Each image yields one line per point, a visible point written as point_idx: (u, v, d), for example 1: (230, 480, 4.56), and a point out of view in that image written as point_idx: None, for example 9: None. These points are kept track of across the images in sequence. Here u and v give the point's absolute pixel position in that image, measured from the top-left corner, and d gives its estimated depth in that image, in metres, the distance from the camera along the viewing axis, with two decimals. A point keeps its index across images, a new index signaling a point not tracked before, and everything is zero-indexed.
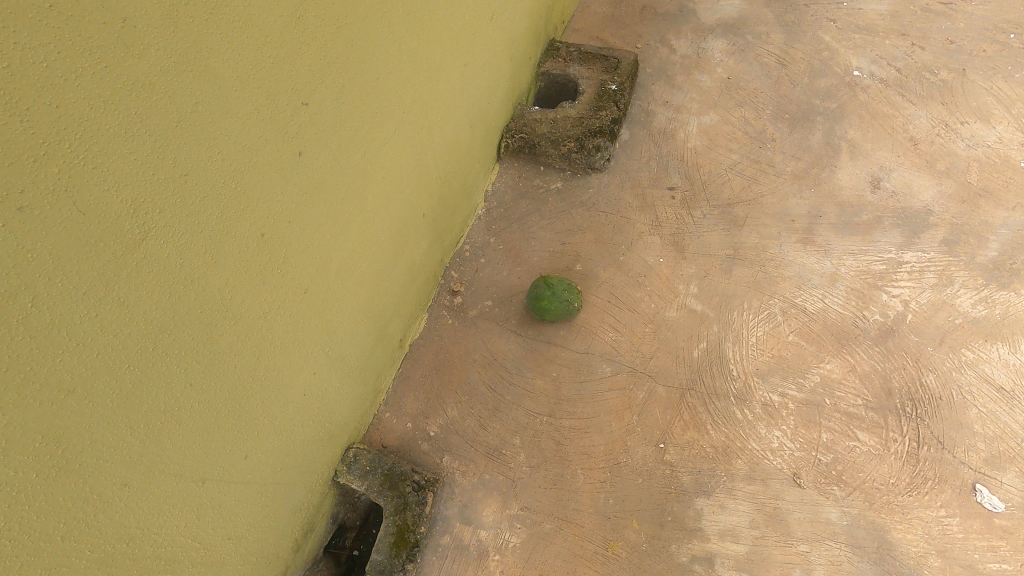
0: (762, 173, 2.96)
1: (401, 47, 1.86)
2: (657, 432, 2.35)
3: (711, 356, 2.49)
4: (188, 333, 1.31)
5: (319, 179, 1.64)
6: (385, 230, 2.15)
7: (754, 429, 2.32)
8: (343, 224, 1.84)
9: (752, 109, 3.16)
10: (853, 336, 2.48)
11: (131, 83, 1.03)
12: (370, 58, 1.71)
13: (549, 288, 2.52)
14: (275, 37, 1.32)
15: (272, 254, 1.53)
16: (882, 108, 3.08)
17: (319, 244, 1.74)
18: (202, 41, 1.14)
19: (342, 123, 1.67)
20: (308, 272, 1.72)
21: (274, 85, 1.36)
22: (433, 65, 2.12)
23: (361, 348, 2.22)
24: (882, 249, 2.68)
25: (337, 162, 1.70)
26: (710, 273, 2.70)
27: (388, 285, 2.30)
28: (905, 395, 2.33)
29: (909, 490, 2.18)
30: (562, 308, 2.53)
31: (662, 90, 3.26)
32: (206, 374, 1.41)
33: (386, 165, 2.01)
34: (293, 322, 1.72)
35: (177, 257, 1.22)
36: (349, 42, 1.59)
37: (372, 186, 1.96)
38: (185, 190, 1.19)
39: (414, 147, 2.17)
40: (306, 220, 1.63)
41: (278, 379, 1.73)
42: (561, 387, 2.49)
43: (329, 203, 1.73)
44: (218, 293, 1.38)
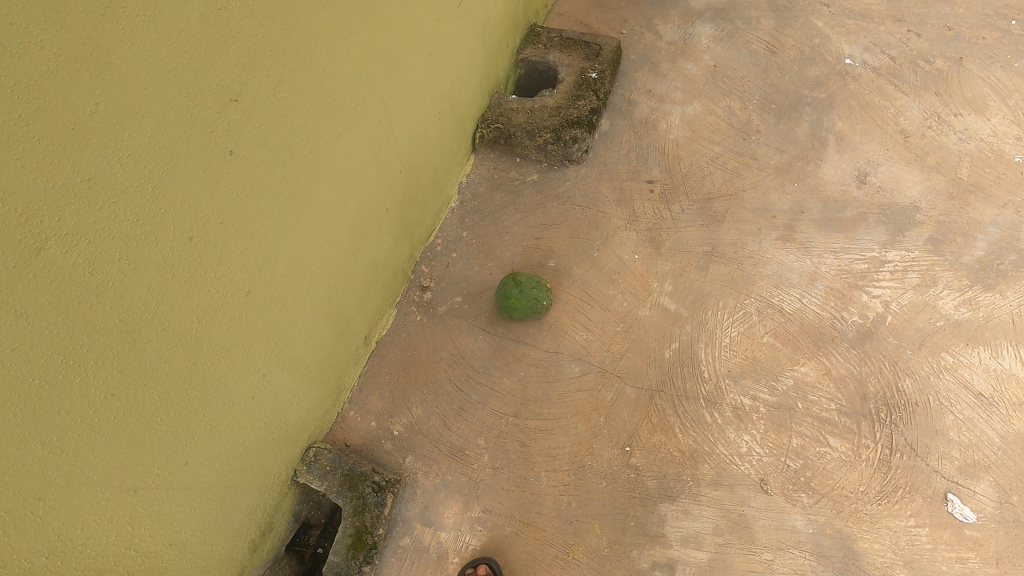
0: (745, 167, 2.85)
1: (350, 37, 1.78)
2: (623, 435, 2.30)
3: (682, 357, 2.43)
4: (104, 342, 1.27)
5: (258, 177, 1.58)
6: (342, 228, 2.09)
7: (722, 433, 2.26)
8: (289, 222, 1.78)
9: (738, 99, 3.05)
10: (830, 337, 2.41)
11: (11, 86, 0.97)
12: (313, 51, 1.63)
13: (519, 286, 2.45)
14: (192, 32, 1.25)
15: (205, 257, 1.48)
16: (873, 99, 2.96)
17: (262, 246, 1.68)
18: (100, 39, 1.08)
19: (282, 119, 1.60)
20: (251, 274, 1.67)
21: (195, 82, 1.29)
22: (392, 55, 2.04)
23: (319, 347, 2.18)
24: (865, 247, 2.59)
25: (279, 159, 1.64)
26: (686, 270, 2.62)
27: (347, 283, 2.24)
28: (880, 400, 2.26)
29: (879, 499, 2.12)
30: (531, 307, 2.47)
31: (645, 78, 3.15)
32: (131, 383, 1.37)
33: (340, 161, 1.94)
34: (234, 325, 1.67)
35: (85, 266, 1.17)
36: (285, 33, 1.51)
37: (323, 183, 1.89)
38: (89, 197, 1.14)
39: (373, 142, 2.10)
40: (243, 221, 1.57)
41: (221, 384, 1.69)
42: (529, 387, 2.44)
43: (271, 202, 1.67)
44: (141, 301, 1.33)
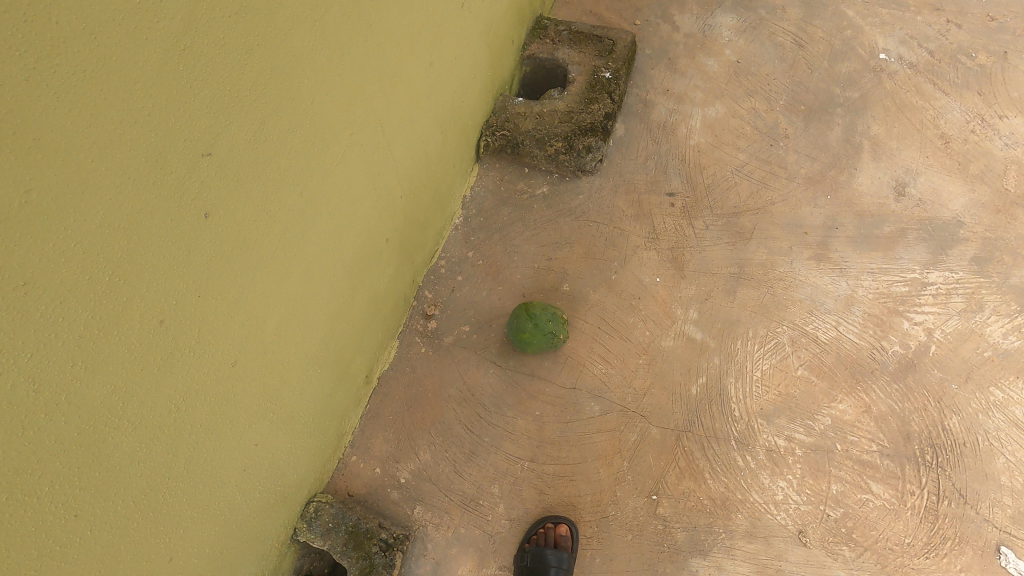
0: (773, 176, 2.63)
1: (342, 57, 1.51)
2: (649, 481, 2.14)
3: (711, 393, 2.25)
4: (62, 460, 1.06)
5: (238, 237, 1.33)
6: (336, 269, 1.86)
7: (756, 479, 2.11)
8: (277, 277, 1.54)
9: (764, 99, 2.80)
10: (869, 370, 2.23)
11: None
12: (298, 81, 1.37)
13: (532, 318, 2.23)
14: (149, 81, 1.00)
15: (179, 340, 1.25)
16: (910, 98, 2.72)
17: (248, 310, 1.45)
18: (24, 108, 0.84)
19: (263, 166, 1.34)
20: (236, 344, 1.44)
21: (156, 141, 1.05)
22: (388, 71, 1.77)
23: (316, 399, 1.97)
24: (905, 267, 2.39)
25: (262, 212, 1.39)
26: (712, 294, 2.41)
27: (344, 324, 2.01)
28: (925, 441, 2.11)
29: (927, 552, 2.01)
30: (546, 341, 2.24)
31: (662, 75, 2.89)
32: (99, 496, 1.16)
33: (333, 197, 1.69)
34: (219, 401, 1.45)
35: (27, 383, 0.95)
36: (266, 65, 1.25)
37: (315, 225, 1.65)
38: (27, 302, 0.91)
39: (368, 170, 1.84)
40: (223, 289, 1.34)
41: (209, 467, 1.48)
42: (545, 428, 2.25)
43: (255, 261, 1.42)
44: (105, 405, 1.11)
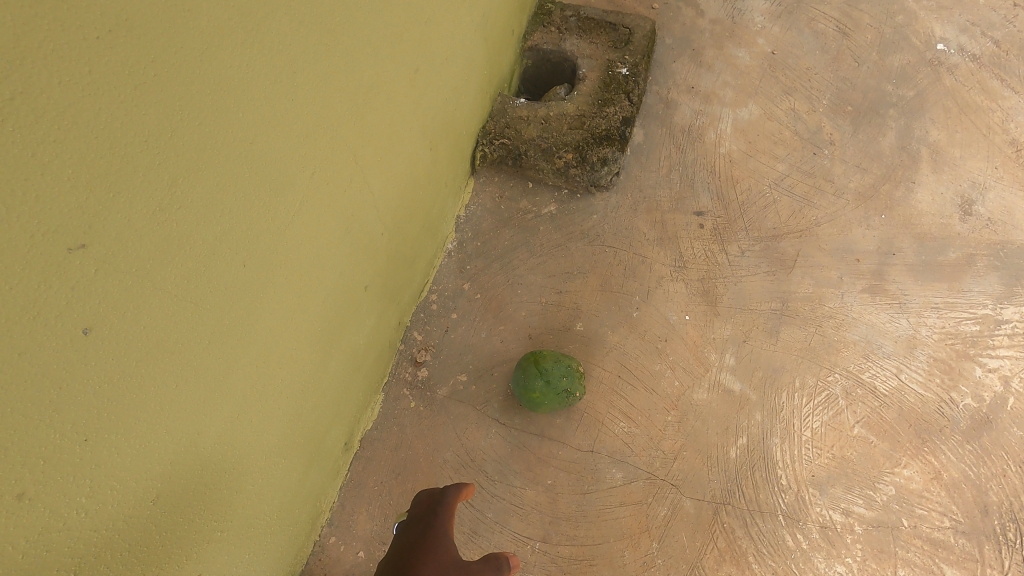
0: (818, 192, 2.26)
1: (295, 81, 1.13)
2: (683, 566, 1.83)
3: (753, 457, 1.92)
4: None
5: (130, 332, 0.94)
6: (302, 335, 1.47)
7: (810, 563, 1.81)
8: (210, 367, 1.16)
9: (805, 99, 2.40)
10: (937, 428, 1.91)
11: None
12: (214, 106, 0.97)
13: (544, 376, 1.87)
14: None
15: (39, 490, 0.87)
16: (974, 98, 2.35)
17: (167, 420, 1.07)
18: None
19: (165, 231, 0.95)
20: (151, 468, 1.07)
21: None
22: (360, 81, 1.35)
23: (284, 489, 1.60)
24: (975, 301, 2.05)
25: (174, 291, 1.00)
26: (751, 335, 2.06)
27: (319, 396, 1.65)
28: (1005, 515, 1.82)
29: None
30: (559, 401, 1.90)
31: (686, 70, 2.48)
32: None
33: (296, 257, 1.32)
34: (143, 546, 1.11)
35: None
36: (170, 109, 0.89)
37: (272, 297, 1.28)
38: None
39: (339, 208, 1.44)
40: (114, 406, 0.95)
41: None
42: (559, 500, 1.92)
43: (169, 356, 1.04)
44: None
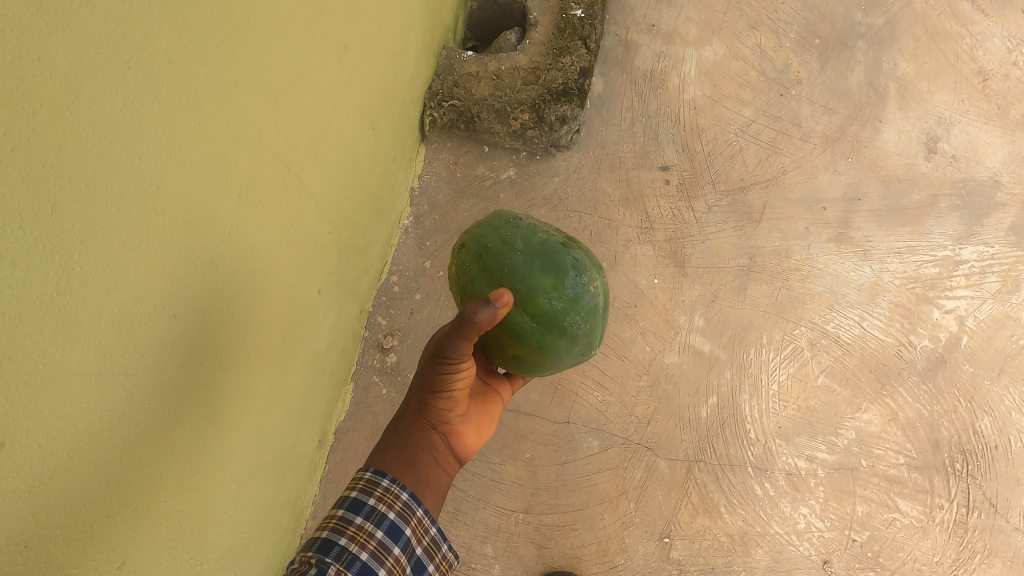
0: (784, 137, 2.17)
1: (227, 94, 1.04)
2: (660, 523, 1.91)
3: (722, 414, 1.97)
4: None
5: (11, 444, 0.76)
6: (257, 356, 1.37)
7: (777, 509, 1.90)
8: (150, 416, 1.02)
9: (771, 33, 2.25)
10: (896, 371, 1.98)
11: None
12: (70, 129, 0.74)
13: (541, 332, 1.17)
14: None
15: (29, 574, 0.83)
16: (945, 23, 2.22)
17: (91, 504, 0.92)
18: None
19: (24, 310, 0.73)
20: (86, 559, 0.94)
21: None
22: (262, 63, 1.12)
23: (255, 511, 1.53)
24: (936, 243, 2.06)
25: (86, 363, 0.85)
26: (719, 294, 2.05)
27: (280, 412, 1.56)
28: (955, 448, 1.91)
29: (955, 569, 1.84)
30: (522, 234, 1.21)
31: (646, 5, 2.27)
32: None
33: (242, 284, 1.22)
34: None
35: None
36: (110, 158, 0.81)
37: (226, 329, 1.20)
38: None
39: (278, 216, 1.31)
40: (12, 535, 0.78)
41: None
42: (538, 472, 1.95)
43: (75, 444, 0.86)
44: None
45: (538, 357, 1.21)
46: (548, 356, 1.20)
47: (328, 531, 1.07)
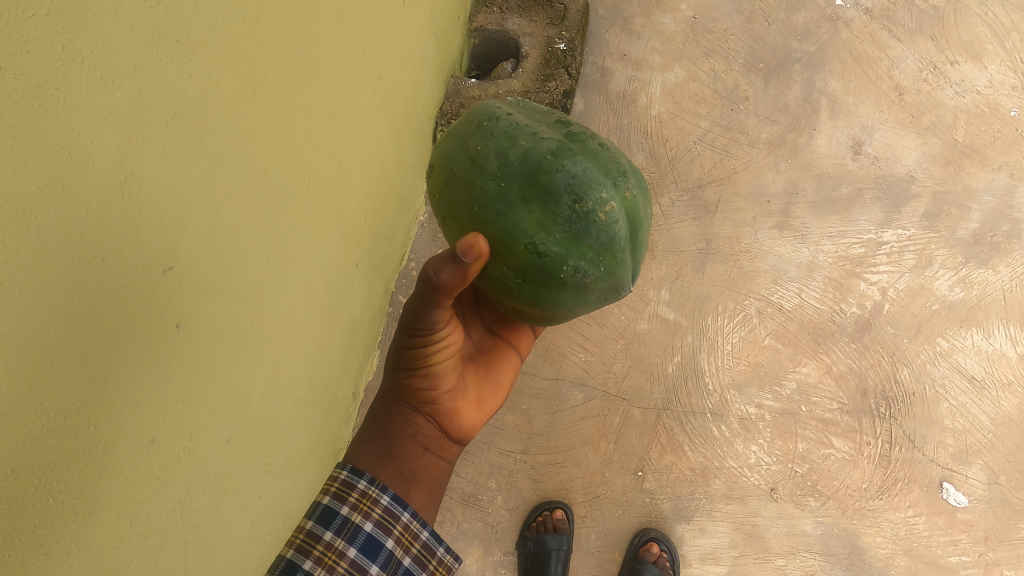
0: (734, 144, 2.62)
1: (323, 101, 1.56)
2: (635, 459, 2.30)
3: (685, 370, 2.37)
4: (145, 519, 1.19)
5: (210, 297, 1.25)
6: (323, 301, 1.84)
7: (731, 446, 2.29)
8: (267, 311, 1.51)
9: (722, 59, 2.71)
10: (829, 333, 2.38)
11: (61, 283, 0.87)
12: (228, 128, 1.19)
13: (527, 281, 1.26)
14: (191, 163, 1.10)
15: (209, 387, 1.32)
16: (866, 49, 2.68)
17: (218, 385, 1.35)
18: (125, 215, 0.97)
19: (222, 214, 1.23)
20: (229, 400, 1.41)
21: (193, 214, 1.14)
22: (328, 88, 1.57)
23: (309, 433, 1.95)
24: (862, 228, 2.48)
25: (222, 283, 1.28)
26: (682, 273, 2.46)
27: (330, 357, 1.99)
28: (879, 394, 2.30)
29: (880, 494, 2.21)
30: (496, 145, 1.31)
31: (618, 38, 2.74)
32: (160, 543, 1.26)
33: (316, 240, 1.70)
34: (235, 454, 1.50)
35: (144, 450, 1.15)
36: (269, 128, 1.34)
37: (305, 271, 1.67)
38: (124, 389, 1.05)
39: (344, 193, 1.81)
40: (205, 355, 1.28)
41: (226, 516, 1.52)
42: (533, 420, 2.34)
43: (234, 312, 1.35)
44: (160, 463, 1.21)
45: (535, 309, 1.32)
46: (547, 305, 1.29)
47: (329, 506, 1.37)
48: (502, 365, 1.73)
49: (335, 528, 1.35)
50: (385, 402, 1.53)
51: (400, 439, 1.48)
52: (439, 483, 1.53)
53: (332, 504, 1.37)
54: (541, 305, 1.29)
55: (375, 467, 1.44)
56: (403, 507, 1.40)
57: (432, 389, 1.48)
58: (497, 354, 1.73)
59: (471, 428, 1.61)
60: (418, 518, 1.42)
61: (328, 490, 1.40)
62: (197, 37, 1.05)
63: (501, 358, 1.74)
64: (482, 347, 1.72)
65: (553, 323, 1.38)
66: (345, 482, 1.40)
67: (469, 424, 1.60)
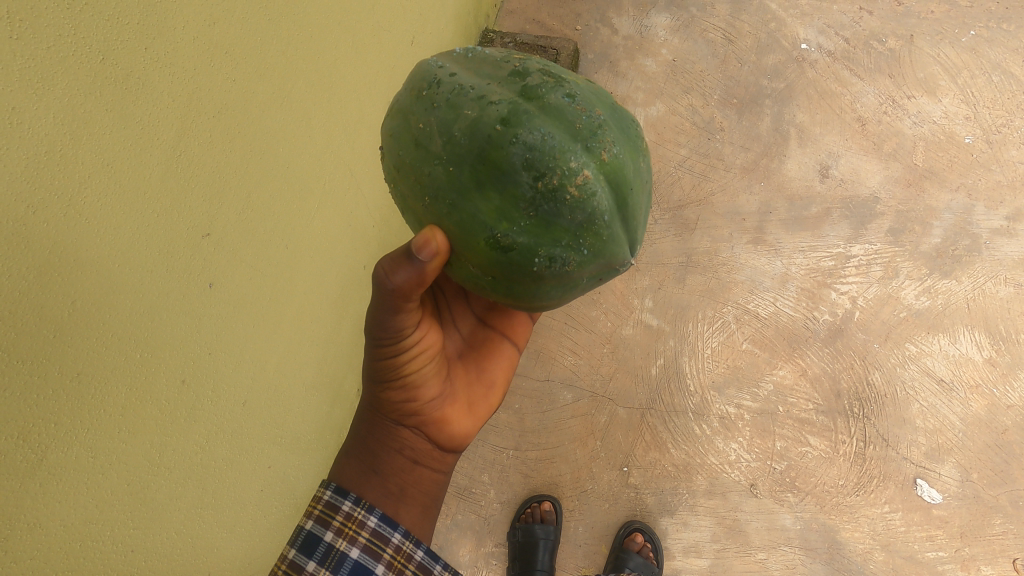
0: (712, 169, 2.82)
1: (339, 112, 1.84)
2: (620, 456, 2.44)
3: (668, 372, 2.51)
4: (177, 450, 1.39)
5: (240, 264, 1.49)
6: (333, 292, 2.06)
7: (712, 444, 2.43)
8: (285, 290, 1.74)
9: (700, 96, 2.95)
10: (804, 338, 2.54)
11: (131, 225, 1.13)
12: (260, 127, 1.46)
13: (497, 279, 1.28)
14: (230, 149, 1.37)
15: (233, 346, 1.54)
16: (830, 86, 2.94)
17: (238, 349, 1.57)
18: (178, 181, 1.23)
19: (253, 196, 1.49)
20: (249, 362, 1.63)
21: (229, 191, 1.39)
22: (344, 107, 1.86)
23: (314, 418, 2.12)
24: (831, 243, 2.68)
25: (248, 257, 1.53)
26: (664, 283, 2.62)
27: (336, 350, 2.18)
28: (852, 395, 2.47)
29: (857, 490, 2.38)
30: (439, 118, 1.28)
31: (606, 78, 3.00)
32: (188, 479, 1.45)
33: (328, 236, 1.93)
34: (251, 418, 1.70)
35: (180, 386, 1.36)
36: (294, 130, 1.61)
37: (316, 263, 1.89)
38: (167, 327, 1.28)
39: (356, 198, 2.06)
40: (233, 315, 1.51)
41: (240, 476, 1.70)
42: (525, 418, 2.48)
43: (257, 283, 1.59)
44: (192, 402, 1.42)
45: (514, 303, 1.34)
46: (528, 298, 1.31)
47: (315, 527, 1.43)
48: (495, 361, 1.72)
49: (321, 553, 1.41)
50: (370, 413, 1.55)
51: (385, 452, 1.51)
52: (432, 497, 1.59)
53: (319, 528, 1.43)
54: (519, 299, 1.32)
55: (361, 485, 1.48)
56: (393, 528, 1.45)
57: (413, 399, 1.48)
58: (487, 350, 1.70)
59: (464, 434, 1.62)
60: (410, 538, 1.48)
61: (313, 511, 1.45)
62: (241, 52, 1.34)
63: (493, 354, 1.71)
64: (472, 342, 1.69)
65: (543, 311, 1.39)
66: (330, 505, 1.45)
67: (461, 431, 1.60)
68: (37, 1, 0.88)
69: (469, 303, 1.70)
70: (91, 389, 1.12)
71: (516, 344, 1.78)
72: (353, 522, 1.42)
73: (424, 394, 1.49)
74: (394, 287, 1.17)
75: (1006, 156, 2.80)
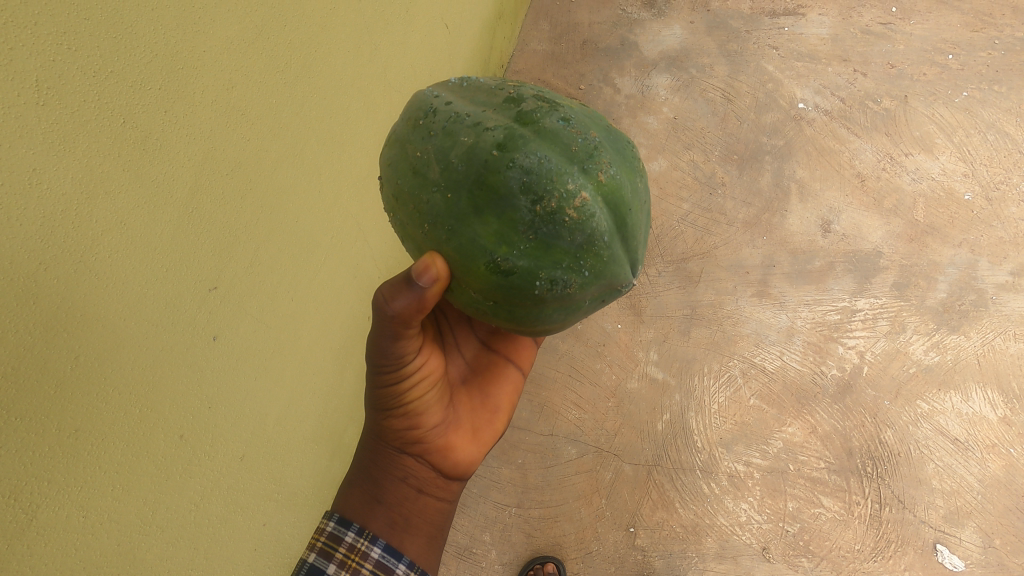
0: (714, 223, 2.85)
1: (350, 162, 1.88)
2: (626, 515, 2.37)
3: (674, 428, 2.46)
4: (172, 505, 1.36)
5: (246, 312, 1.50)
6: (339, 336, 2.05)
7: (721, 504, 2.37)
8: (291, 335, 1.73)
9: (701, 152, 3.01)
10: (812, 394, 2.50)
11: (141, 278, 1.14)
12: (271, 178, 1.50)
13: (499, 302, 1.29)
14: (242, 201, 1.40)
15: (235, 394, 1.53)
16: (828, 143, 3.01)
17: (240, 397, 1.55)
18: (191, 233, 1.25)
19: (263, 243, 1.51)
20: (251, 409, 1.61)
21: (239, 240, 1.41)
22: (355, 164, 1.90)
23: (312, 471, 2.07)
24: (836, 297, 2.67)
25: (256, 305, 1.53)
26: (669, 336, 2.60)
27: (337, 400, 2.15)
28: (865, 454, 2.41)
29: (874, 555, 2.30)
30: (436, 146, 1.30)
31: None
32: (181, 535, 1.41)
33: (335, 283, 1.94)
34: (248, 468, 1.65)
35: (179, 437, 1.35)
36: (305, 180, 1.65)
37: (321, 308, 1.88)
38: (170, 377, 1.28)
39: (364, 245, 2.08)
40: (237, 363, 1.50)
41: (235, 532, 1.64)
42: (528, 474, 2.41)
43: (263, 330, 1.59)
44: (190, 453, 1.39)
45: (517, 326, 1.35)
46: (529, 321, 1.32)
47: (318, 559, 1.37)
48: (498, 385, 1.69)
49: None
50: (371, 444, 1.51)
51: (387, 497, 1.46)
52: (437, 526, 1.53)
53: (321, 559, 1.37)
54: (521, 322, 1.33)
55: (364, 515, 1.43)
56: (398, 558, 1.40)
57: (416, 427, 1.45)
58: (491, 375, 1.69)
59: (468, 461, 1.58)
60: (414, 569, 1.42)
61: (315, 543, 1.40)
62: (257, 110, 1.39)
63: (495, 378, 1.69)
64: (476, 368, 1.67)
65: (546, 335, 1.41)
66: (332, 534, 1.40)
67: (466, 458, 1.57)
68: (63, 67, 0.92)
69: (472, 328, 1.69)
70: (90, 444, 1.11)
71: (519, 368, 1.77)
72: (358, 549, 1.37)
73: (426, 420, 1.46)
74: (393, 312, 1.17)
75: (1006, 214, 2.83)
